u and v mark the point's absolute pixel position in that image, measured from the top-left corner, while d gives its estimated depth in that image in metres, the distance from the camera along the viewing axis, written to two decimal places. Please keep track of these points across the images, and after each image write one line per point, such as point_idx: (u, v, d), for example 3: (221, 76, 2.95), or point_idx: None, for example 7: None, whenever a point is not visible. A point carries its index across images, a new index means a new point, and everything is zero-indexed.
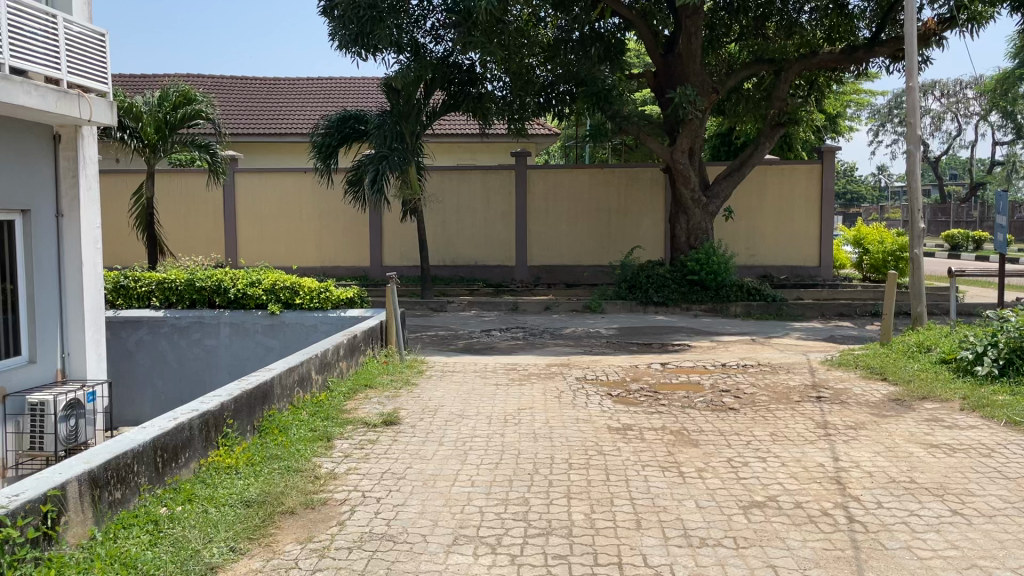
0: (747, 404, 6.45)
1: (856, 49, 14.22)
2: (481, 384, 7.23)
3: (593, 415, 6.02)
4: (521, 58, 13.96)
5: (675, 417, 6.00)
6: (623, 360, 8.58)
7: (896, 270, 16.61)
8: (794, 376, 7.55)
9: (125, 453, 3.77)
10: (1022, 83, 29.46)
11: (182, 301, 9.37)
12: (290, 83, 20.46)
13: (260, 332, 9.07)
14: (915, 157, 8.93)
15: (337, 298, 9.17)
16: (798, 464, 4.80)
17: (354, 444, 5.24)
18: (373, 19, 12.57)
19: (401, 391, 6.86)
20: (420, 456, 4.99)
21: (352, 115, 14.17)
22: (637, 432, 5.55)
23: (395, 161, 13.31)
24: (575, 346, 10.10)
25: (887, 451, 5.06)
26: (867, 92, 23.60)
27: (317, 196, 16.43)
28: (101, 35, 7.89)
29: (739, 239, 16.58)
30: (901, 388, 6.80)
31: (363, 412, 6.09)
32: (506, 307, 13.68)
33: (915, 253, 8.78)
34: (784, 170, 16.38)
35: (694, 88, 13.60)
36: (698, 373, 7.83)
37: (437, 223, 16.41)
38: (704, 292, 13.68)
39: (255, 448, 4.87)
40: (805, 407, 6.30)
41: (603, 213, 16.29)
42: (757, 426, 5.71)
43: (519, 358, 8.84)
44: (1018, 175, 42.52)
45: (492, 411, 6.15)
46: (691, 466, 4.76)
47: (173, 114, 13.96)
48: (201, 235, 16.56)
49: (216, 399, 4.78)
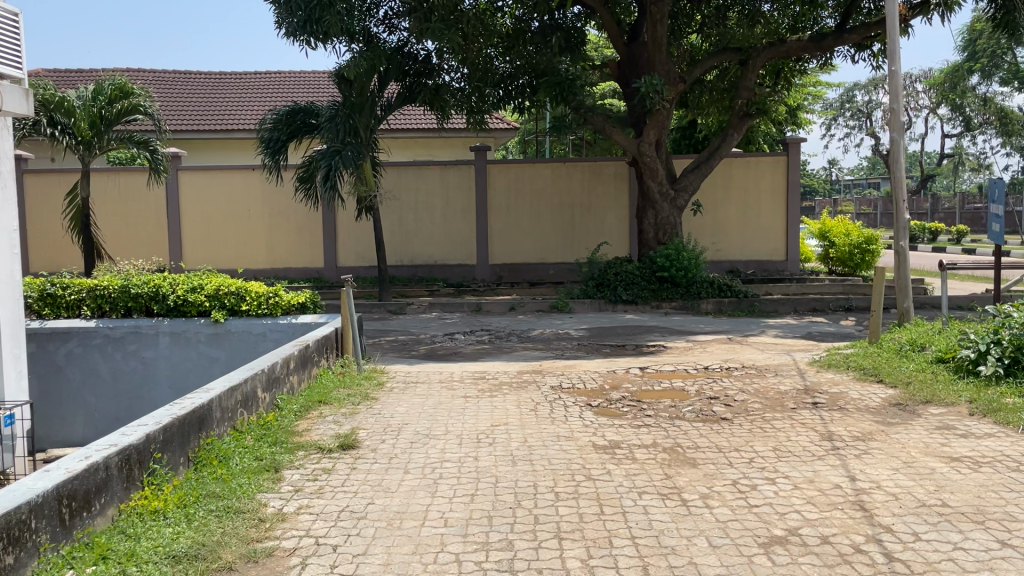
0: (740, 413, 5.90)
1: (824, 37, 13.81)
2: (448, 396, 6.58)
3: (574, 431, 5.41)
4: (479, 48, 13.29)
5: (665, 431, 5.42)
6: (599, 365, 7.99)
7: (863, 263, 16.34)
8: (783, 379, 7.04)
9: (18, 507, 3.05)
10: (971, 75, 29.68)
11: (116, 309, 8.49)
12: (235, 77, 19.47)
13: (204, 342, 8.32)
14: (899, 144, 8.50)
15: (287, 304, 8.50)
16: (812, 486, 4.27)
17: (306, 475, 4.55)
18: (322, 4, 11.76)
19: (360, 408, 6.17)
20: (383, 488, 4.33)
21: (302, 108, 13.37)
22: (626, 450, 4.95)
23: (349, 157, 12.51)
24: (544, 349, 9.48)
25: (906, 467, 4.55)
26: (823, 84, 23.50)
27: (266, 195, 15.59)
28: (15, 15, 7.06)
29: (705, 233, 16.15)
30: (901, 391, 6.33)
31: (317, 435, 5.40)
32: (469, 308, 13.02)
33: (901, 245, 8.33)
34: (748, 162, 15.99)
35: (660, 77, 13.00)
36: (681, 377, 7.28)
37: (393, 221, 15.68)
38: (674, 289, 13.19)
39: (188, 485, 4.15)
40: (803, 416, 5.78)
41: (567, 209, 15.73)
42: (757, 440, 5.15)
43: (486, 365, 8.19)
44: (965, 168, 43.16)
45: (463, 429, 5.50)
46: (694, 492, 4.19)
47: (108, 109, 13.03)
48: (142, 238, 15.61)
49: (140, 430, 4.06)
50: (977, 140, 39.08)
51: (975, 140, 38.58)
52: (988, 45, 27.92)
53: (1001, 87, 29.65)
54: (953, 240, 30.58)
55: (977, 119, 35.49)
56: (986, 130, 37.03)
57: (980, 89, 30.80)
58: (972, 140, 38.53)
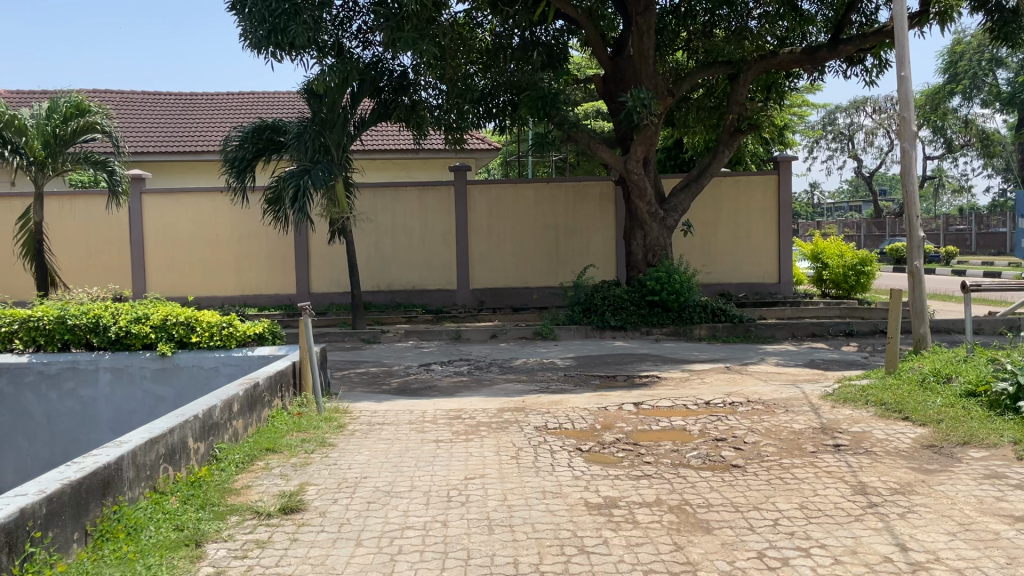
0: (753, 459, 5.09)
1: (818, 49, 13.15)
2: (417, 441, 5.74)
3: (563, 485, 4.58)
4: (457, 62, 12.57)
5: (669, 484, 4.60)
6: (588, 400, 7.17)
7: (858, 285, 15.69)
8: (796, 416, 6.25)
9: None
10: (953, 98, 29.33)
11: (51, 342, 7.58)
12: (205, 97, 18.61)
13: (149, 379, 7.42)
14: (911, 158, 7.81)
15: (243, 334, 7.66)
16: (856, 559, 3.48)
17: (233, 551, 3.71)
18: (288, 13, 10.93)
19: (314, 457, 5.31)
20: (326, 569, 3.49)
21: (268, 125, 12.53)
22: (625, 511, 4.13)
23: (320, 176, 11.64)
24: (527, 382, 8.63)
25: (964, 532, 3.78)
26: (807, 105, 23.14)
27: (234, 219, 14.75)
28: None
29: (696, 254, 15.44)
30: (931, 431, 5.58)
31: (257, 493, 4.54)
32: (448, 336, 12.18)
33: (916, 265, 7.61)
34: (739, 180, 15.34)
35: (647, 90, 12.29)
36: (681, 415, 6.47)
37: (369, 244, 14.86)
38: (665, 314, 12.41)
39: (78, 571, 3.30)
40: (826, 462, 4.99)
41: (551, 230, 14.99)
42: (779, 495, 4.35)
43: (462, 401, 7.34)
44: (944, 190, 42.95)
45: (432, 483, 4.66)
46: (712, 571, 3.38)
47: (63, 128, 12.13)
48: (102, 265, 14.71)
49: (14, 503, 3.21)
50: (958, 161, 39.04)
51: (957, 161, 38.36)
52: (969, 65, 27.69)
53: (983, 109, 29.52)
54: (942, 262, 30.25)
55: (958, 141, 34.99)
56: (967, 152, 36.87)
57: (961, 111, 30.64)
58: (953, 160, 38.27)
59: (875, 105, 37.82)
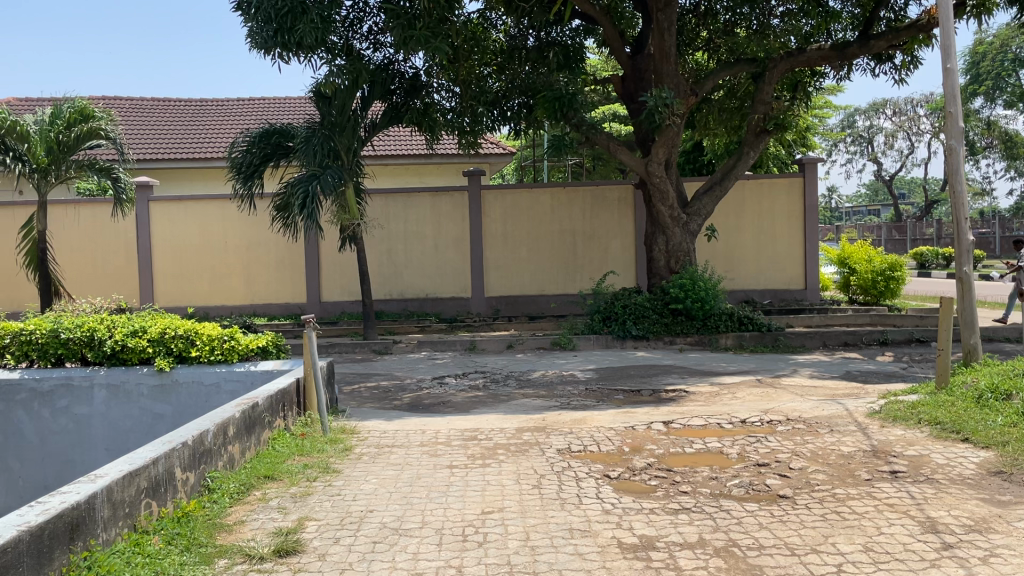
0: (803, 489, 4.58)
1: (847, 45, 12.59)
2: (430, 466, 5.26)
3: (592, 521, 4.08)
4: (471, 63, 12.25)
5: (712, 520, 4.09)
6: (614, 417, 6.66)
7: (886, 291, 15.10)
8: (843, 437, 5.72)
9: None
10: (976, 98, 28.58)
11: (44, 357, 7.10)
12: (215, 103, 18.27)
13: (147, 397, 6.93)
14: (958, 155, 7.25)
15: (245, 347, 7.18)
16: None
17: None
18: (295, 12, 10.47)
19: (316, 486, 4.84)
20: None
21: (277, 130, 12.08)
22: (665, 554, 3.63)
23: (329, 181, 11.12)
24: (547, 397, 8.11)
25: None
26: (828, 107, 22.60)
27: (243, 226, 14.37)
28: None
29: (718, 261, 14.88)
30: (997, 455, 5.04)
31: (250, 531, 4.08)
32: (463, 346, 11.71)
33: (965, 272, 7.08)
34: (763, 185, 14.79)
35: (669, 90, 11.75)
36: (716, 435, 5.94)
37: (381, 252, 14.42)
38: (690, 322, 11.86)
39: None
40: (886, 492, 4.46)
41: (568, 237, 14.51)
42: (839, 534, 3.84)
43: (478, 419, 6.85)
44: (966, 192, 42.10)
45: (445, 519, 4.18)
46: None
47: (66, 134, 11.68)
48: (110, 275, 14.34)
49: None
50: (981, 163, 38.18)
51: (979, 163, 37.57)
52: (991, 66, 26.92)
53: (1005, 110, 28.78)
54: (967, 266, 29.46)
55: (981, 143, 33.98)
56: (990, 154, 36.06)
57: (983, 112, 29.93)
58: (974, 163, 37.47)
59: (894, 108, 37.09)
